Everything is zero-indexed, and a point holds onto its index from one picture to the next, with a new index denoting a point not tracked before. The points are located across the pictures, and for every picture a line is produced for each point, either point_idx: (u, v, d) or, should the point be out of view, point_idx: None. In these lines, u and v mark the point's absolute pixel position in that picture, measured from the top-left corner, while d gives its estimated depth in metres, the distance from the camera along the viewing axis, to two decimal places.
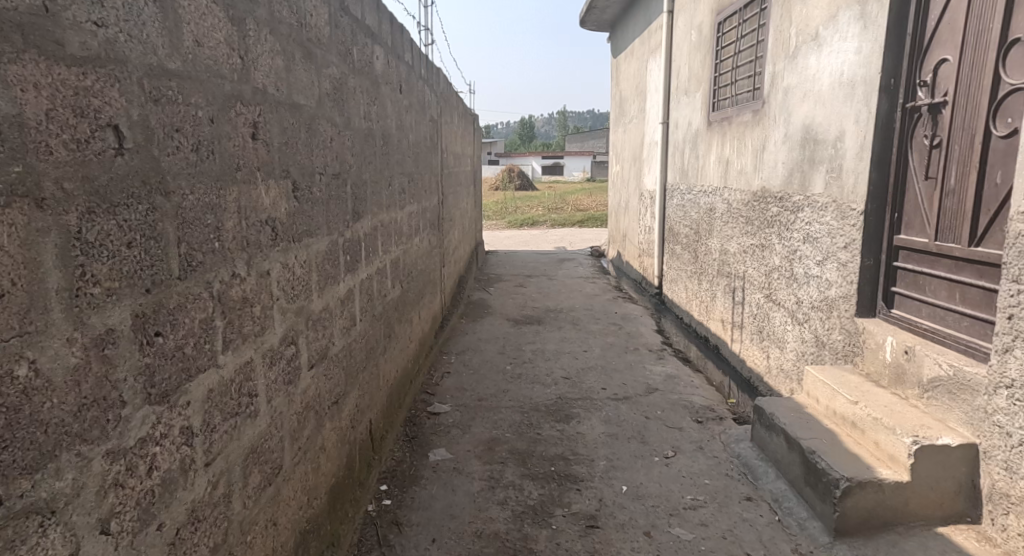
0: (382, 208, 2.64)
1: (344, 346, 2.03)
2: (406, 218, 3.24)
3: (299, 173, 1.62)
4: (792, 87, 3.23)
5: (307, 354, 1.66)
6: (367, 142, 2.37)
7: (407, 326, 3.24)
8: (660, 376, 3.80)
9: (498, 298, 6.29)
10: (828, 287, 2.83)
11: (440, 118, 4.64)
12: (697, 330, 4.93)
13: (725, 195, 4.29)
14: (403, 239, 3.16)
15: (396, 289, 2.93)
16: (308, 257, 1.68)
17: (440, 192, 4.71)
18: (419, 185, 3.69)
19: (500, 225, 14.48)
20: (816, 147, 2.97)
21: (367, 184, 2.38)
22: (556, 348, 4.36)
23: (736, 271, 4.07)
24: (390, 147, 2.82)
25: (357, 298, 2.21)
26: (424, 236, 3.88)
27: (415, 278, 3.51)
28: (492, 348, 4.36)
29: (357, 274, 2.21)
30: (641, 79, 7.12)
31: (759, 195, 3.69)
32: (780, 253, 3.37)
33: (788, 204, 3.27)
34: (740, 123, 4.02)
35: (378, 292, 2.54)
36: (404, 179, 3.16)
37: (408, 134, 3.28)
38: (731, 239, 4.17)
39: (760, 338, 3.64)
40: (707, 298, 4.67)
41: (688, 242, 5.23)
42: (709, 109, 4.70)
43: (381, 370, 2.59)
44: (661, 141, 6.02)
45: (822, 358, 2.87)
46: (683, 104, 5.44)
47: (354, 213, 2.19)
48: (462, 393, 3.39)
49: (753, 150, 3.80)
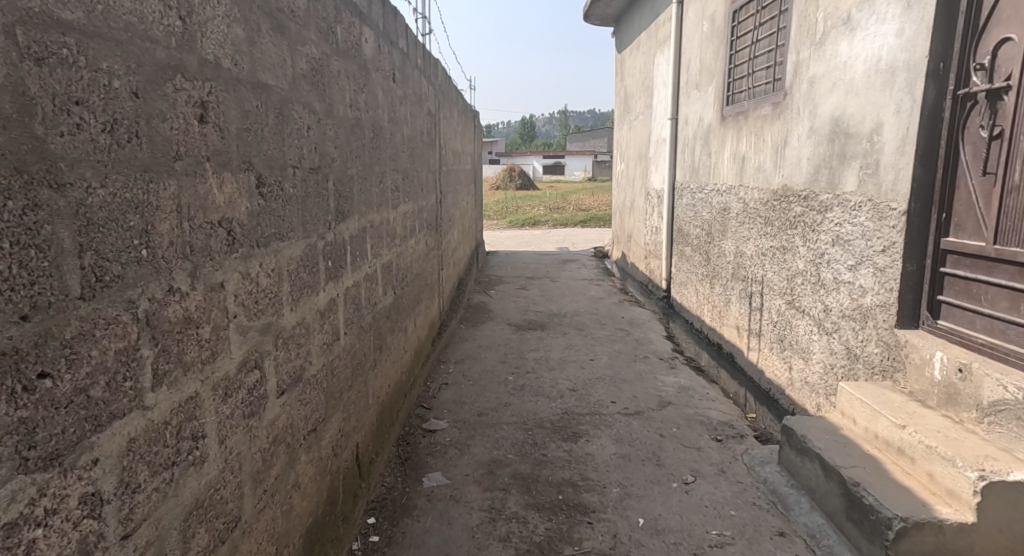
0: (372, 208, 2.40)
1: (325, 364, 1.78)
2: (401, 218, 3.00)
3: (265, 165, 1.37)
4: (817, 76, 2.99)
5: (276, 380, 1.41)
6: (354, 135, 2.13)
7: (401, 335, 3.00)
8: (673, 387, 3.56)
9: (499, 301, 6.05)
10: (861, 294, 2.59)
11: (439, 112, 4.40)
12: (708, 335, 4.69)
13: (741, 193, 4.05)
14: (397, 241, 2.91)
15: (388, 295, 2.69)
16: (276, 264, 1.43)
17: (438, 190, 4.47)
18: (415, 184, 3.45)
19: (501, 225, 14.25)
20: (848, 141, 2.72)
21: (355, 182, 2.14)
22: (560, 356, 4.12)
23: (753, 276, 3.83)
24: (381, 140, 2.58)
25: (342, 309, 1.97)
26: (420, 237, 3.63)
27: (410, 284, 3.26)
28: (493, 356, 4.12)
29: (341, 282, 1.96)
30: (648, 74, 6.88)
31: (780, 194, 3.45)
32: (805, 257, 3.13)
33: (814, 203, 3.03)
34: (758, 118, 3.78)
35: (366, 300, 2.30)
36: (398, 175, 2.91)
37: (402, 128, 3.04)
38: (748, 241, 3.93)
39: (781, 347, 3.39)
40: (720, 303, 4.43)
41: (699, 244, 4.99)
42: (722, 103, 4.46)
43: (370, 387, 2.35)
44: (669, 138, 5.78)
45: (854, 372, 2.63)
46: (694, 98, 5.18)
47: (338, 213, 1.95)
48: (461, 408, 3.15)
49: (773, 146, 3.55)
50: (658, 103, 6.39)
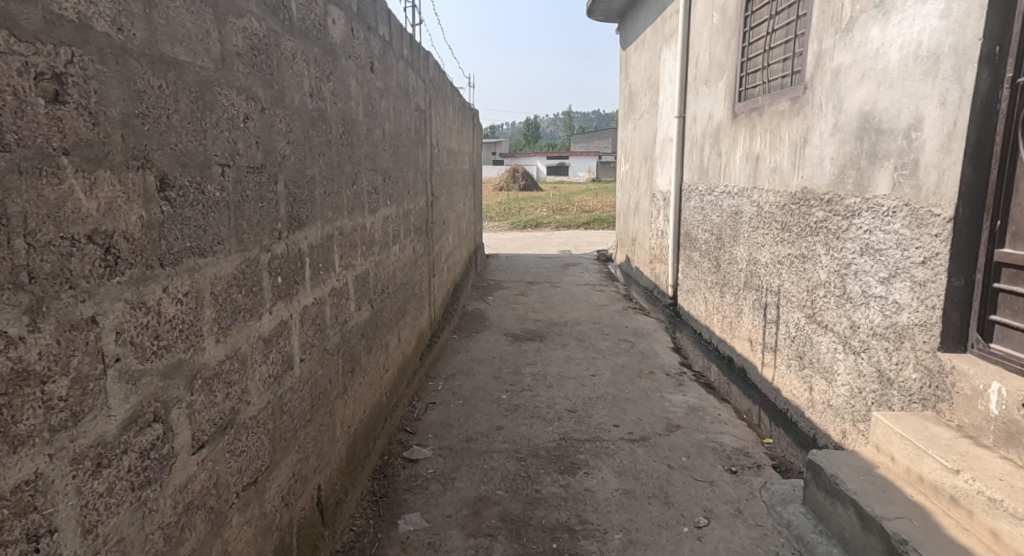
0: (341, 213, 2.12)
1: (270, 402, 1.49)
2: (380, 223, 2.72)
3: (172, 162, 1.08)
4: (843, 67, 2.69)
5: (189, 432, 1.13)
6: (315, 130, 1.85)
7: (380, 353, 2.71)
8: (681, 407, 3.27)
9: (497, 309, 5.76)
10: (896, 311, 2.29)
11: (429, 109, 4.11)
12: (718, 347, 4.40)
13: (754, 196, 3.77)
14: (375, 249, 2.63)
15: (363, 310, 2.40)
16: (191, 287, 1.15)
17: (429, 192, 4.19)
18: (399, 186, 3.17)
19: (502, 227, 13.95)
20: (879, 138, 2.42)
21: (316, 183, 1.85)
22: (560, 370, 3.84)
23: (769, 285, 3.54)
24: (354, 137, 2.29)
25: (296, 332, 1.68)
26: (406, 243, 3.35)
27: (393, 295, 2.98)
28: (487, 370, 3.83)
29: (295, 301, 1.67)
30: (654, 71, 6.59)
31: (799, 197, 3.16)
32: (829, 267, 2.83)
33: (838, 208, 2.74)
34: (773, 114, 3.50)
35: (333, 319, 2.02)
36: (376, 176, 2.63)
37: (383, 123, 2.76)
38: (762, 247, 3.64)
39: (801, 365, 3.10)
40: (732, 313, 4.14)
41: (708, 249, 4.70)
42: (734, 100, 4.17)
43: (338, 417, 2.06)
44: (676, 137, 5.49)
45: (887, 399, 2.33)
46: (703, 95, 4.89)
47: (292, 220, 1.66)
48: (447, 432, 2.86)
49: (792, 145, 3.25)
50: (664, 102, 6.10)
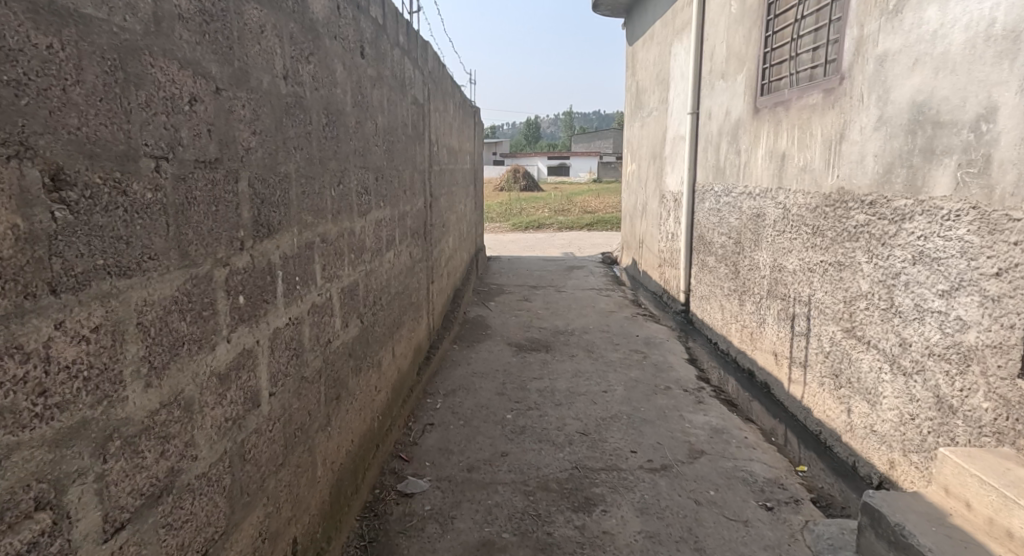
0: (323, 218, 1.84)
1: (226, 452, 1.21)
2: (372, 228, 2.44)
3: (70, 151, 0.80)
4: (891, 53, 2.41)
5: (98, 515, 0.84)
6: (290, 118, 1.56)
7: (371, 373, 2.43)
8: (704, 429, 3.00)
9: (500, 315, 5.48)
10: (960, 329, 2.01)
11: (428, 104, 3.83)
12: (737, 359, 4.14)
13: (780, 197, 3.50)
14: (367, 256, 2.35)
15: (351, 327, 2.12)
16: (105, 319, 0.86)
17: (428, 193, 3.91)
18: (394, 186, 2.89)
19: (503, 228, 13.66)
20: (937, 132, 2.14)
21: (290, 182, 1.57)
22: (569, 385, 3.56)
23: (799, 295, 3.26)
24: (340, 131, 2.01)
25: (262, 361, 1.39)
26: (402, 248, 3.07)
27: (387, 307, 2.70)
28: (490, 385, 3.56)
29: (261, 324, 1.38)
30: (663, 66, 6.31)
31: (834, 199, 2.89)
32: (872, 278, 2.55)
33: (884, 210, 2.46)
34: (803, 108, 3.23)
35: (312, 341, 1.73)
36: (367, 175, 2.35)
37: (375, 116, 2.48)
38: (790, 253, 3.37)
39: (838, 384, 2.82)
40: (754, 323, 3.88)
41: (725, 254, 4.43)
42: (756, 94, 3.90)
43: (319, 454, 1.78)
44: (689, 135, 5.21)
45: (949, 429, 2.05)
46: (719, 89, 4.61)
47: (258, 226, 1.38)
48: (447, 460, 2.58)
49: (826, 141, 2.98)
50: (674, 98, 5.82)
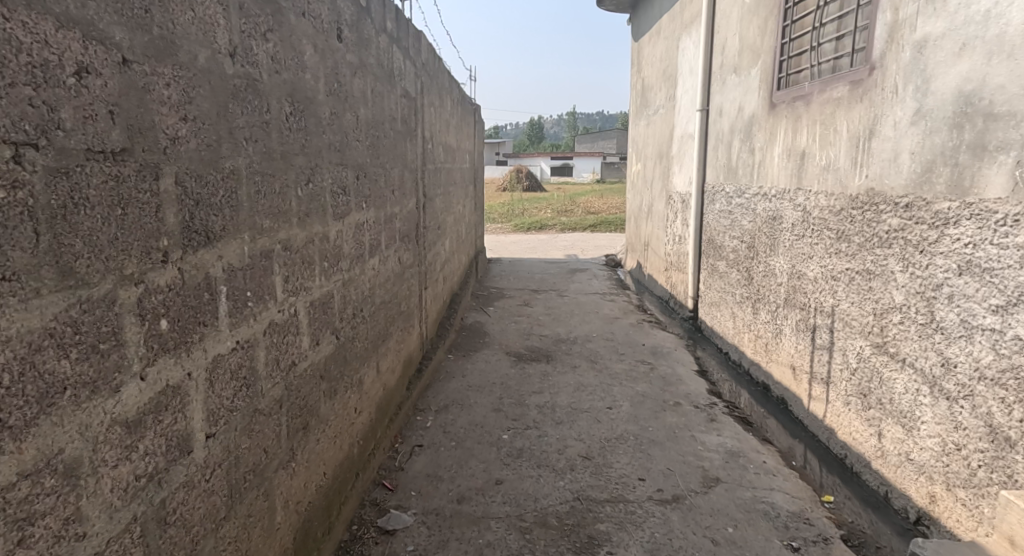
0: (286, 221, 1.59)
1: (137, 519, 0.96)
2: (351, 232, 2.19)
3: None
4: (932, 38, 2.16)
5: None
6: (240, 103, 1.32)
7: (351, 394, 2.18)
8: (718, 452, 2.75)
9: (498, 321, 5.23)
10: (1019, 351, 1.77)
11: (421, 98, 3.58)
12: (750, 371, 3.89)
13: (799, 199, 3.26)
14: (344, 264, 2.11)
15: (323, 345, 1.87)
16: None
17: (421, 193, 3.66)
18: (380, 185, 2.64)
19: (505, 229, 13.41)
20: (990, 125, 1.89)
21: (240, 180, 1.33)
22: (570, 400, 3.32)
23: (821, 305, 3.01)
24: (310, 122, 1.77)
25: (196, 397, 1.14)
26: (389, 253, 2.82)
27: (370, 319, 2.45)
28: (486, 400, 3.31)
29: (194, 352, 1.13)
30: (671, 61, 6.05)
31: (861, 201, 2.64)
32: (907, 288, 2.30)
33: (922, 214, 2.21)
34: (826, 103, 2.99)
35: (269, 366, 1.48)
36: (345, 173, 2.11)
37: (355, 107, 2.24)
38: (810, 260, 3.13)
39: (866, 404, 2.57)
40: (769, 334, 3.63)
41: (737, 259, 4.18)
42: (772, 89, 3.65)
43: (279, 497, 1.53)
44: (699, 132, 4.95)
45: (1006, 464, 1.81)
46: (732, 84, 4.35)
47: (191, 233, 1.13)
48: (436, 490, 2.34)
49: (852, 138, 2.73)
50: (682, 94, 5.58)
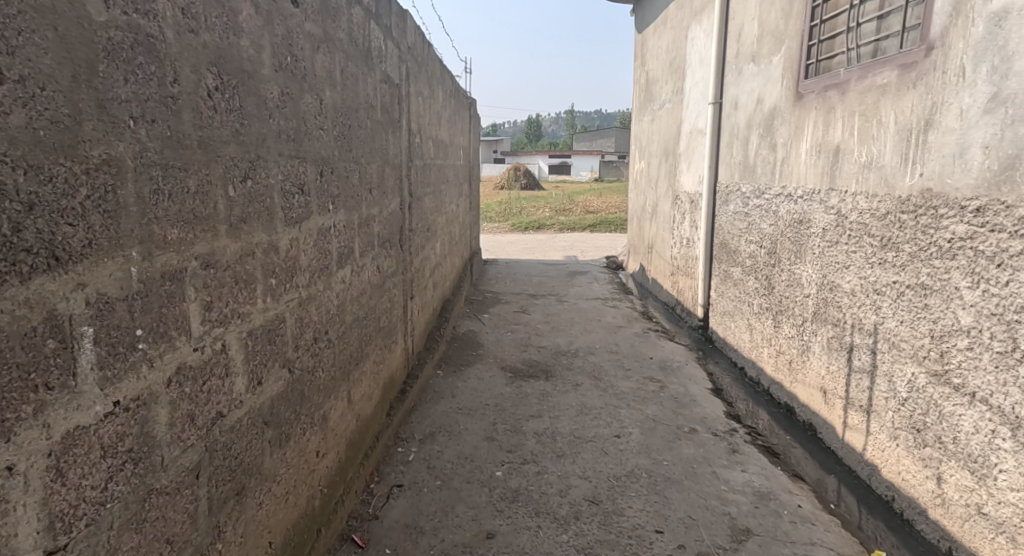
0: (209, 229, 1.20)
1: None
2: (312, 240, 1.81)
3: None
4: (1017, 7, 1.79)
5: None
6: (122, 65, 0.93)
7: (311, 436, 1.80)
8: (745, 493, 2.39)
9: (493, 331, 4.86)
10: None
11: (406, 85, 3.20)
12: (771, 390, 3.53)
13: (832, 201, 2.89)
14: (302, 279, 1.73)
15: (268, 385, 1.48)
16: None
17: (406, 191, 3.27)
18: (351, 183, 2.25)
19: (502, 229, 13.00)
20: None
21: (123, 174, 0.94)
22: (573, 427, 2.95)
23: (861, 322, 2.64)
24: (248, 101, 1.38)
25: (25, 500, 0.77)
26: (366, 261, 2.44)
27: (338, 340, 2.08)
28: (477, 426, 2.94)
29: (21, 433, 0.77)
30: (679, 52, 5.68)
31: (914, 204, 2.28)
32: (978, 309, 1.94)
33: (999, 221, 1.85)
34: (867, 91, 2.62)
35: (179, 425, 1.10)
36: (302, 167, 1.72)
37: (318, 88, 1.85)
38: (845, 270, 2.76)
39: (920, 441, 2.21)
40: (795, 351, 3.27)
41: (755, 266, 3.82)
42: (798, 77, 3.28)
43: None
44: (711, 127, 4.59)
45: None
46: (749, 73, 3.98)
47: (15, 252, 0.76)
48: (416, 548, 1.97)
49: (902, 130, 2.36)
50: (692, 86, 5.20)
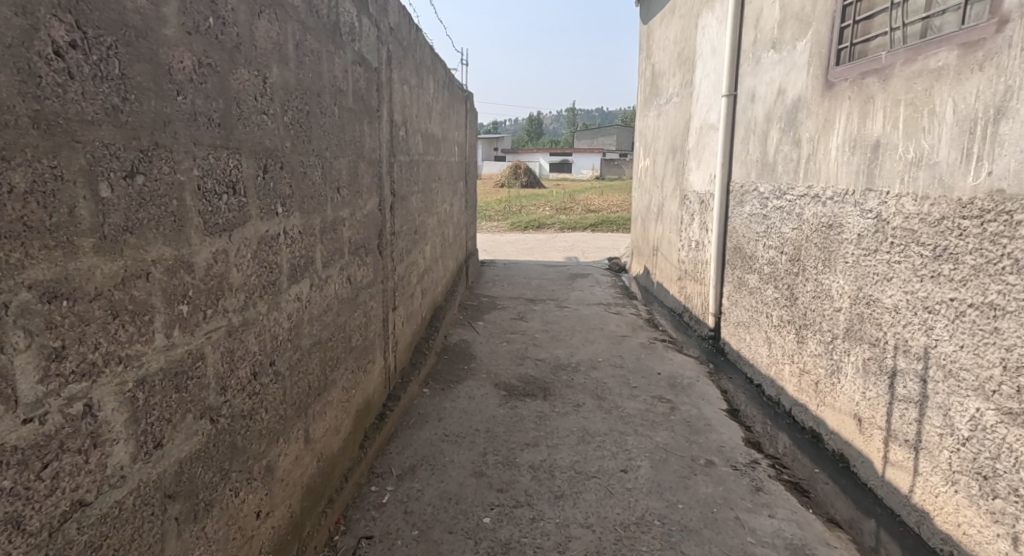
0: (60, 246, 0.85)
1: None
2: (249, 252, 1.46)
3: None
4: None
5: None
6: None
7: (248, 496, 1.45)
8: (776, 548, 2.04)
9: (488, 340, 4.50)
10: None
11: (387, 70, 2.84)
12: (792, 411, 3.19)
13: (869, 203, 2.53)
14: (233, 301, 1.37)
15: (171, 446, 1.11)
16: None
17: (387, 191, 2.91)
18: (312, 181, 1.90)
19: (500, 228, 12.60)
20: None
21: None
22: (574, 458, 2.61)
23: (907, 343, 2.28)
24: (137, 67, 1.00)
25: None
26: (331, 272, 2.08)
27: (291, 370, 1.72)
28: (465, 458, 2.59)
29: None
30: (688, 43, 5.32)
31: (979, 208, 1.93)
32: None
33: None
34: (915, 77, 2.27)
35: None
36: (234, 161, 1.37)
37: (260, 63, 1.50)
38: (887, 283, 2.40)
39: (988, 491, 1.87)
40: (823, 371, 2.91)
41: (774, 274, 3.47)
42: (827, 63, 2.93)
43: None
44: (724, 121, 4.23)
45: None
46: (769, 62, 3.63)
47: None
48: None
49: (964, 121, 2.02)
50: (703, 78, 4.84)
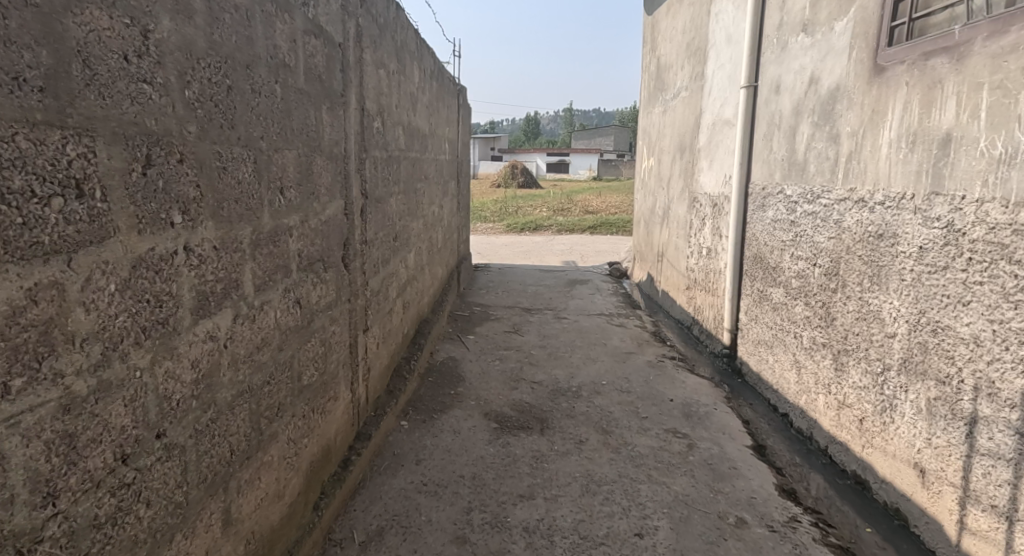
0: None
1: None
2: (115, 283, 1.00)
3: None
4: None
5: None
6: None
7: None
8: None
9: (477, 359, 4.03)
10: None
11: (354, 48, 2.37)
12: (830, 450, 2.73)
13: (937, 209, 2.08)
14: (73, 361, 0.91)
15: None
16: None
17: (356, 192, 2.45)
18: (237, 179, 1.44)
19: (497, 230, 12.10)
20: None
21: None
22: (581, 517, 2.16)
23: (994, 385, 1.84)
24: None
25: None
26: (268, 296, 1.61)
27: (198, 438, 1.26)
28: (445, 518, 2.12)
29: None
30: (699, 32, 4.86)
31: None
32: None
33: None
34: (1002, 53, 1.83)
35: None
36: (80, 150, 0.92)
37: (132, 5, 1.03)
38: (965, 308, 1.95)
39: None
40: (870, 408, 2.46)
41: (804, 289, 3.02)
42: (877, 44, 2.49)
43: None
44: (743, 115, 3.78)
45: None
46: (798, 46, 3.18)
47: None
48: None
49: None
50: (717, 69, 4.38)
